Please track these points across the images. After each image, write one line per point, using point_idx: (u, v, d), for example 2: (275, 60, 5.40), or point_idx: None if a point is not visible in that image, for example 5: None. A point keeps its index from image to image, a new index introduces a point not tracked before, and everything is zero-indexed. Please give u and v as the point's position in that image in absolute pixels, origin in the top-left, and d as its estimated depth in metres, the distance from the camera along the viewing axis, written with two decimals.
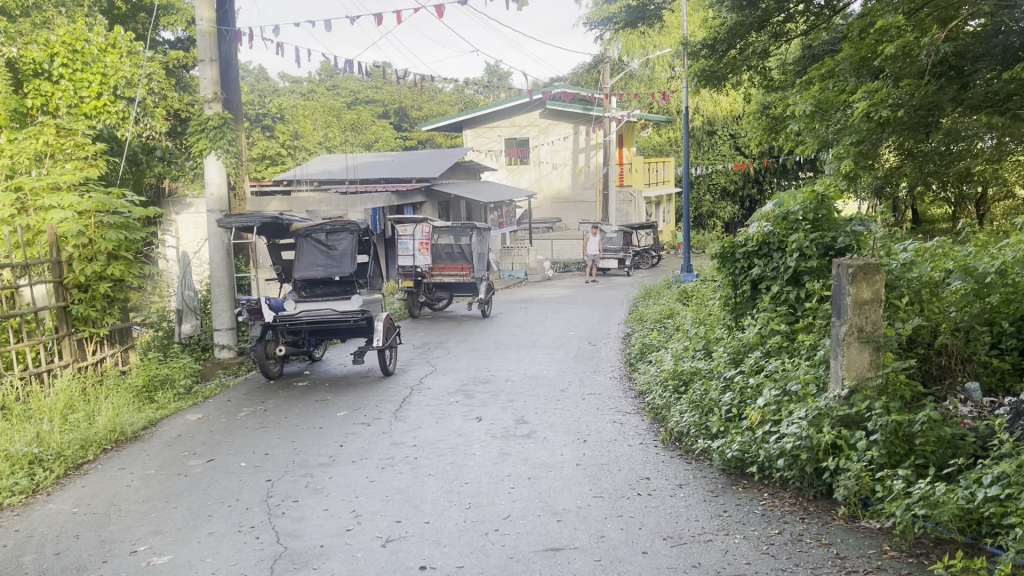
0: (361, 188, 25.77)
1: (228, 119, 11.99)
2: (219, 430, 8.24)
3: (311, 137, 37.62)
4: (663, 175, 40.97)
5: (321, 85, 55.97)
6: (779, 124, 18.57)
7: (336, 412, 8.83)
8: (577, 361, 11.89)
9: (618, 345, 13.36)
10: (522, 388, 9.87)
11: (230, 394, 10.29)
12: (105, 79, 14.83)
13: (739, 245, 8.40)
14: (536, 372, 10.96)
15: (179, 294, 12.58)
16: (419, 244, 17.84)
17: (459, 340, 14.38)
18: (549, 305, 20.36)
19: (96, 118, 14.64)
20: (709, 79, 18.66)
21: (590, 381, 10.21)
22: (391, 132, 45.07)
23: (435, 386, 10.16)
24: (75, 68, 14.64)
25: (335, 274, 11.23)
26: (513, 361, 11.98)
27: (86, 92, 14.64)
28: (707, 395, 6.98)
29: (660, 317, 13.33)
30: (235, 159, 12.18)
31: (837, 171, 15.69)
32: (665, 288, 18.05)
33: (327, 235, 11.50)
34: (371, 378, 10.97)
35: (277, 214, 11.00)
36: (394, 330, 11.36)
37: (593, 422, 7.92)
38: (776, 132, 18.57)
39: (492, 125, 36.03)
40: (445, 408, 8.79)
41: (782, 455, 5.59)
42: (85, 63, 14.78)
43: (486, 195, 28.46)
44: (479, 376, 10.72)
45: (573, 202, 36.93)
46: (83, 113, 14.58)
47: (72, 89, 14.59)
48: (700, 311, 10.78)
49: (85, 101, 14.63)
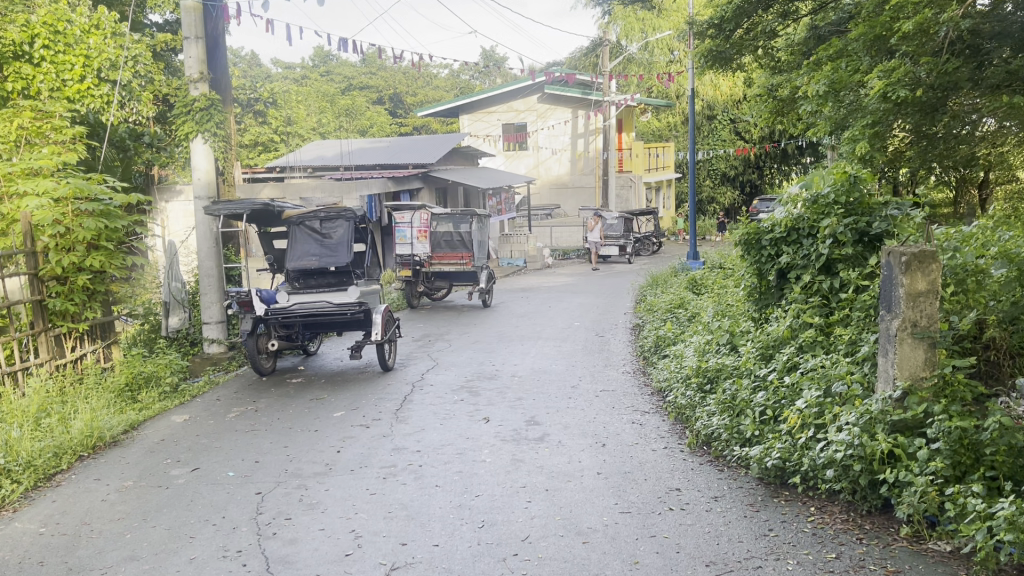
0: (356, 174, 25.09)
1: (216, 99, 11.35)
2: (206, 434, 7.64)
3: (305, 124, 36.95)
4: (663, 160, 40.30)
5: (316, 70, 55.14)
6: (787, 107, 18.01)
7: (332, 412, 8.25)
8: (586, 354, 11.31)
9: (627, 337, 12.79)
10: (531, 384, 9.29)
11: (220, 392, 9.71)
12: (88, 61, 14.18)
13: (765, 232, 7.79)
14: (543, 366, 10.38)
15: (168, 286, 11.43)
16: (417, 232, 17.10)
17: (460, 331, 13.79)
18: (551, 294, 19.78)
19: (79, 102, 14.05)
20: (715, 59, 18.02)
21: (602, 376, 9.63)
22: (386, 118, 44.39)
23: (438, 382, 9.58)
24: (57, 50, 13.89)
25: (330, 264, 10.55)
26: (518, 355, 11.41)
27: (69, 75, 13.95)
28: (738, 394, 6.39)
29: (671, 306, 12.76)
30: (223, 143, 11.55)
31: (851, 155, 15.12)
32: (671, 276, 17.50)
33: (322, 222, 10.85)
34: (370, 373, 10.38)
35: (267, 201, 10.34)
36: (393, 323, 10.77)
37: (611, 422, 7.35)
38: (783, 114, 18.01)
39: (490, 110, 35.32)
40: (449, 408, 8.22)
41: (830, 465, 5.02)
42: (68, 44, 14.06)
43: (485, 181, 27.82)
44: (484, 371, 10.15)
45: (572, 189, 36.29)
46: (66, 97, 13.93)
47: (54, 73, 13.87)
48: (718, 301, 10.21)
49: (67, 84, 13.97)
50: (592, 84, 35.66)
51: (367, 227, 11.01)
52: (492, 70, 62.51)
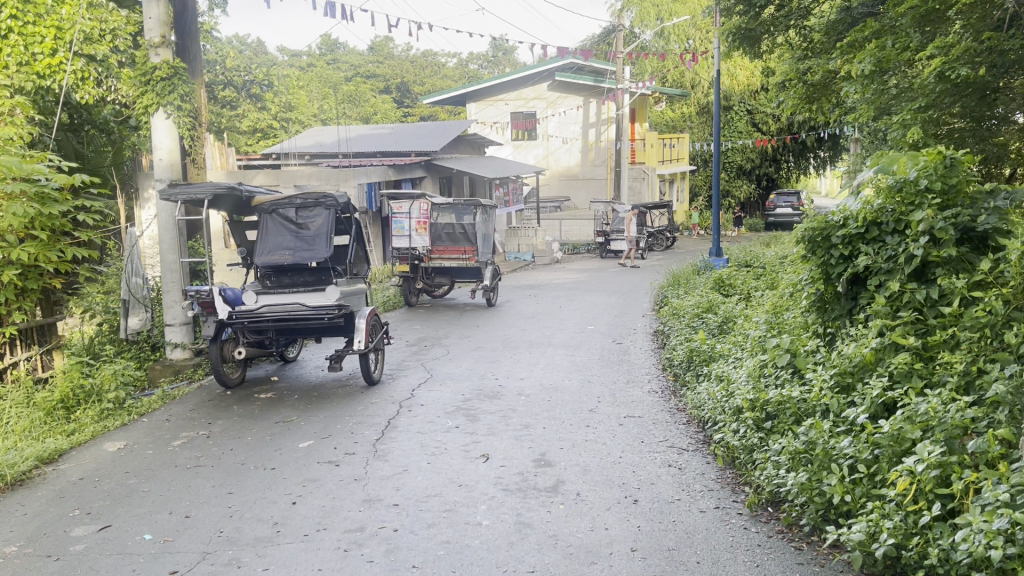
0: (354, 162, 23.50)
1: (181, 68, 9.85)
2: (139, 470, 6.13)
3: (305, 110, 35.50)
4: (679, 151, 38.28)
5: (322, 58, 53.44)
6: (818, 92, 16.55)
7: (297, 443, 6.73)
8: (603, 366, 9.81)
9: (648, 345, 11.30)
10: (540, 405, 7.80)
11: (172, 409, 8.19)
12: (60, 33, 12.72)
13: (837, 226, 6.24)
14: (555, 381, 8.87)
15: (127, 281, 9.90)
16: (416, 223, 15.70)
17: (459, 336, 12.27)
18: (561, 292, 18.28)
19: (50, 79, 12.49)
20: (743, 39, 16.87)
21: (624, 396, 8.15)
22: (390, 105, 42.89)
23: (431, 401, 8.10)
24: (26, 21, 12.34)
25: (308, 259, 8.99)
26: (525, 365, 9.89)
27: (39, 48, 12.41)
28: (814, 439, 4.83)
29: (698, 310, 11.24)
30: (189, 118, 10.00)
31: (902, 142, 13.51)
32: (693, 275, 15.92)
33: (298, 211, 9.21)
34: (352, 388, 8.89)
35: (232, 184, 8.80)
36: (381, 328, 9.31)
37: (643, 467, 5.84)
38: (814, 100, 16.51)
39: (497, 98, 33.82)
40: (441, 439, 6.72)
41: (975, 564, 3.52)
42: (38, 14, 12.52)
43: (491, 170, 26.26)
44: (485, 387, 8.66)
45: (583, 180, 34.56)
46: (36, 73, 12.33)
47: (23, 45, 12.31)
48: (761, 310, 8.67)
49: (36, 59, 12.42)
50: (605, 72, 34.07)
51: (351, 216, 9.45)
52: (500, 59, 61.01)
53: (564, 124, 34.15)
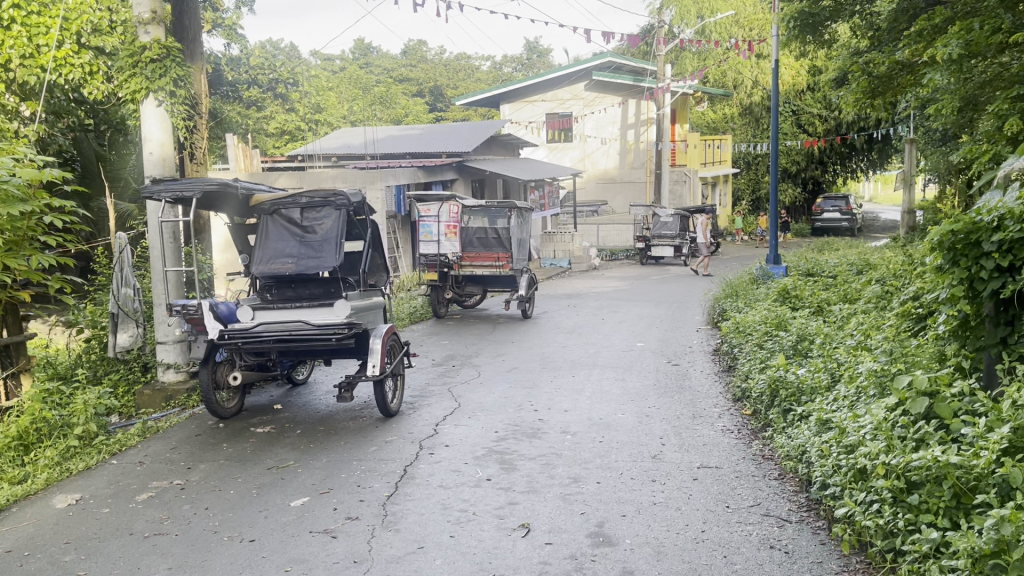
0: (382, 164, 22.30)
1: (174, 48, 8.67)
2: (84, 540, 4.82)
3: (335, 112, 34.56)
4: (722, 152, 36.63)
5: (355, 62, 52.76)
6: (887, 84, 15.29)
7: (288, 502, 5.38)
8: (660, 394, 8.36)
9: (709, 369, 9.79)
10: (590, 449, 6.36)
11: (152, 447, 6.90)
12: (66, 23, 11.43)
13: (990, 229, 4.75)
14: (606, 415, 7.43)
15: (114, 292, 8.68)
16: (446, 228, 14.39)
17: (492, 354, 10.87)
18: (602, 302, 16.81)
19: (56, 73, 11.33)
20: (805, 25, 16.03)
21: (693, 437, 6.70)
22: (422, 108, 41.83)
23: (458, 441, 6.72)
24: (29, 11, 11.00)
25: (315, 269, 7.56)
26: (569, 393, 8.45)
27: (43, 40, 11.08)
28: (1009, 535, 3.33)
29: (768, 327, 9.73)
30: (185, 107, 8.74)
31: (997, 135, 11.95)
32: (750, 285, 14.39)
33: (303, 212, 7.81)
34: (365, 421, 7.53)
35: (225, 181, 7.47)
36: (400, 348, 7.95)
37: (735, 551, 4.41)
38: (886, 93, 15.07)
39: (534, 97, 32.51)
40: (469, 499, 5.31)
41: None
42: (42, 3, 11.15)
43: (527, 172, 24.92)
44: (523, 422, 7.25)
45: (620, 184, 32.86)
46: (40, 66, 11.16)
47: (27, 37, 11.00)
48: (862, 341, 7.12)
49: (41, 51, 11.17)
50: (644, 71, 32.65)
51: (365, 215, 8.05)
52: (535, 62, 59.84)
53: (602, 124, 32.60)
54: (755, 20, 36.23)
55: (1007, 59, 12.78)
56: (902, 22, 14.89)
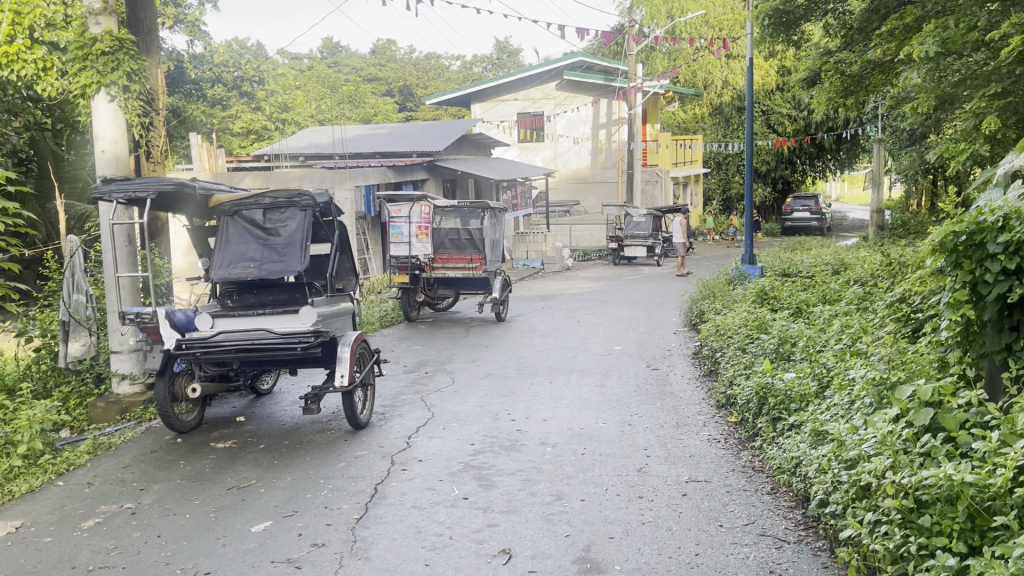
0: (351, 164, 21.82)
1: (127, 40, 8.20)
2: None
3: (302, 111, 33.93)
4: (693, 152, 36.59)
5: (323, 61, 52.04)
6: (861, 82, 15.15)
7: (249, 527, 4.99)
8: (642, 401, 8.05)
9: (690, 374, 9.52)
10: (572, 463, 6.04)
11: (104, 465, 6.46)
12: (18, 17, 10.82)
13: (997, 229, 4.46)
14: (587, 425, 7.10)
15: (64, 300, 8.18)
16: (417, 229, 14.03)
17: (466, 359, 10.52)
18: (577, 304, 16.52)
19: (7, 69, 10.67)
20: (780, 23, 15.85)
21: (679, 448, 6.39)
22: (391, 107, 41.28)
23: (433, 455, 6.35)
24: None
25: (278, 274, 7.14)
26: (547, 401, 8.12)
27: None
28: None
29: (750, 330, 9.48)
30: (140, 102, 8.29)
31: (974, 133, 11.83)
32: (727, 286, 14.19)
33: (266, 213, 7.38)
34: (333, 434, 7.13)
35: (181, 181, 7.02)
36: (370, 356, 7.55)
37: None
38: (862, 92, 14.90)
39: (505, 97, 32.15)
40: (445, 521, 4.96)
41: None
42: None
43: (498, 172, 24.57)
44: (500, 433, 6.91)
45: (593, 184, 32.62)
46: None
47: None
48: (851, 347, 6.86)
49: None
50: (615, 70, 32.49)
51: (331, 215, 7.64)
52: (505, 61, 59.45)
53: (574, 124, 32.31)
54: (725, 20, 36.15)
55: (983, 57, 12.67)
56: (874, 21, 14.77)
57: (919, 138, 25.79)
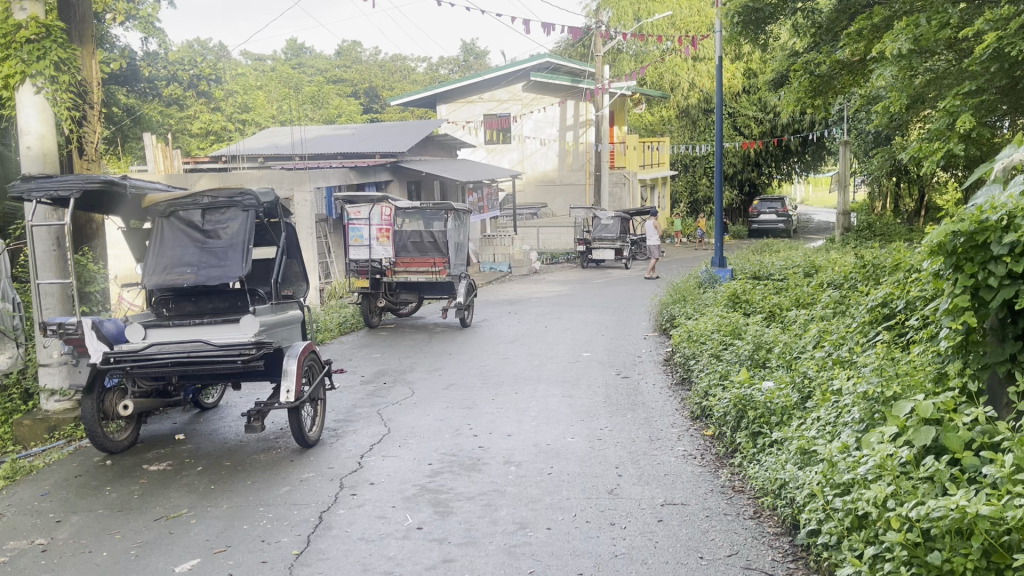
0: (311, 165, 21.17)
1: (54, 27, 7.59)
2: None
3: (263, 112, 33.09)
4: (660, 154, 36.39)
5: (287, 62, 51.07)
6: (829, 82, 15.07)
7: (172, 566, 4.42)
8: (611, 413, 7.59)
9: (662, 383, 9.08)
10: (537, 485, 5.53)
11: (22, 493, 5.83)
12: None
13: (1001, 229, 4.06)
14: (554, 440, 6.62)
15: None
16: (378, 231, 13.48)
17: (427, 369, 9.98)
18: (545, 308, 16.06)
19: None
20: (750, 22, 15.49)
21: (654, 466, 5.93)
22: (356, 108, 40.55)
23: (386, 478, 5.81)
24: None
25: (218, 280, 6.57)
26: (512, 414, 7.62)
27: None
28: None
29: (723, 335, 9.07)
30: (70, 95, 7.70)
31: (948, 132, 11.59)
32: (697, 290, 13.83)
33: (204, 214, 6.82)
34: (279, 454, 6.55)
35: (109, 180, 6.43)
36: (319, 369, 6.99)
37: None
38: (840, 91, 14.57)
39: (471, 98, 31.50)
40: (395, 557, 4.43)
41: None
42: None
43: (464, 173, 24.05)
44: (460, 451, 6.38)
45: (560, 186, 32.33)
46: None
47: None
48: (832, 359, 6.47)
49: None
50: (582, 72, 32.23)
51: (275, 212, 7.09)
52: (471, 63, 58.93)
53: (541, 125, 31.86)
54: (691, 22, 35.96)
55: (955, 54, 12.43)
56: (842, 20, 14.50)
57: (885, 140, 25.80)
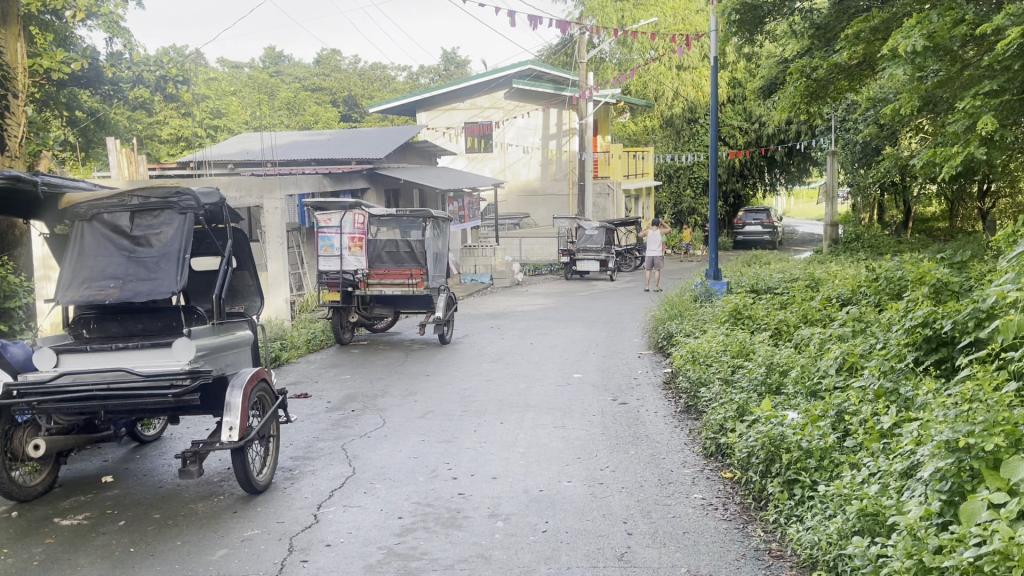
0: (284, 172, 20.12)
1: None
2: None
3: (234, 118, 31.93)
4: (644, 164, 35.59)
5: (263, 69, 49.87)
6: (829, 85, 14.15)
7: None
8: (611, 448, 6.59)
9: (663, 409, 8.10)
10: (532, 548, 4.52)
11: None
12: None
13: None
14: (547, 486, 5.61)
15: None
16: (351, 240, 12.46)
17: (402, 393, 8.94)
18: (529, 323, 15.07)
19: None
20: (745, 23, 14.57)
21: (669, 520, 4.93)
22: (333, 116, 39.50)
23: (346, 537, 4.77)
24: None
25: (148, 294, 5.52)
26: (497, 450, 6.60)
27: None
28: None
29: (730, 356, 8.11)
30: None
31: (965, 137, 10.69)
32: (693, 304, 12.90)
33: (133, 218, 5.80)
34: (220, 504, 5.47)
35: (14, 175, 5.57)
36: (269, 401, 5.93)
37: None
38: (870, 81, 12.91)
39: (449, 106, 30.27)
40: None
41: None
42: None
43: (444, 181, 23.07)
44: (437, 500, 5.35)
45: (543, 196, 31.52)
46: None
47: None
48: (870, 391, 5.49)
49: None
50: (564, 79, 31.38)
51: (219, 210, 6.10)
52: (452, 72, 58.01)
53: (523, 133, 30.97)
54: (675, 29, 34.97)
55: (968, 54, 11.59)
56: (840, 21, 13.63)
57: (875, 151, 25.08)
